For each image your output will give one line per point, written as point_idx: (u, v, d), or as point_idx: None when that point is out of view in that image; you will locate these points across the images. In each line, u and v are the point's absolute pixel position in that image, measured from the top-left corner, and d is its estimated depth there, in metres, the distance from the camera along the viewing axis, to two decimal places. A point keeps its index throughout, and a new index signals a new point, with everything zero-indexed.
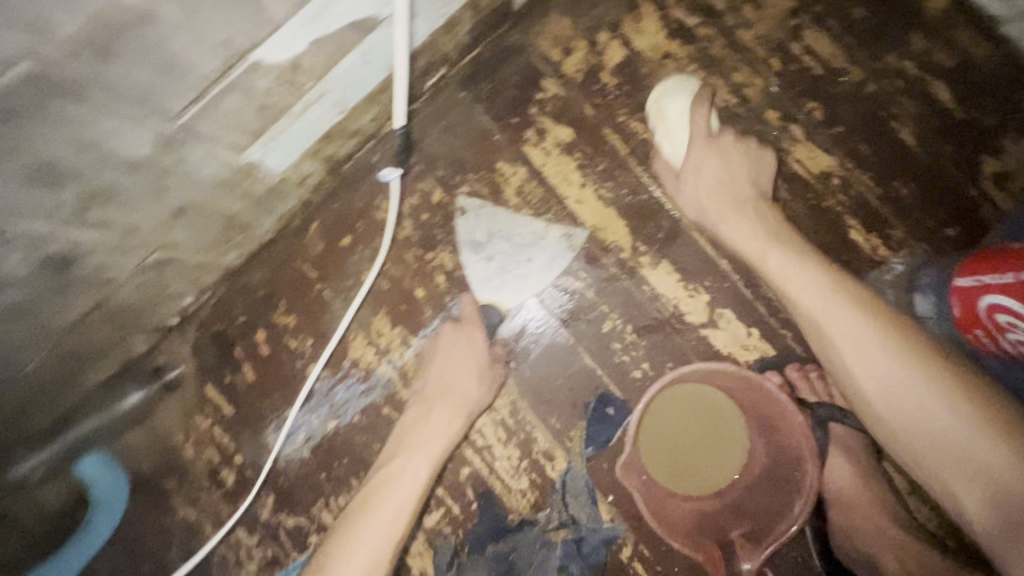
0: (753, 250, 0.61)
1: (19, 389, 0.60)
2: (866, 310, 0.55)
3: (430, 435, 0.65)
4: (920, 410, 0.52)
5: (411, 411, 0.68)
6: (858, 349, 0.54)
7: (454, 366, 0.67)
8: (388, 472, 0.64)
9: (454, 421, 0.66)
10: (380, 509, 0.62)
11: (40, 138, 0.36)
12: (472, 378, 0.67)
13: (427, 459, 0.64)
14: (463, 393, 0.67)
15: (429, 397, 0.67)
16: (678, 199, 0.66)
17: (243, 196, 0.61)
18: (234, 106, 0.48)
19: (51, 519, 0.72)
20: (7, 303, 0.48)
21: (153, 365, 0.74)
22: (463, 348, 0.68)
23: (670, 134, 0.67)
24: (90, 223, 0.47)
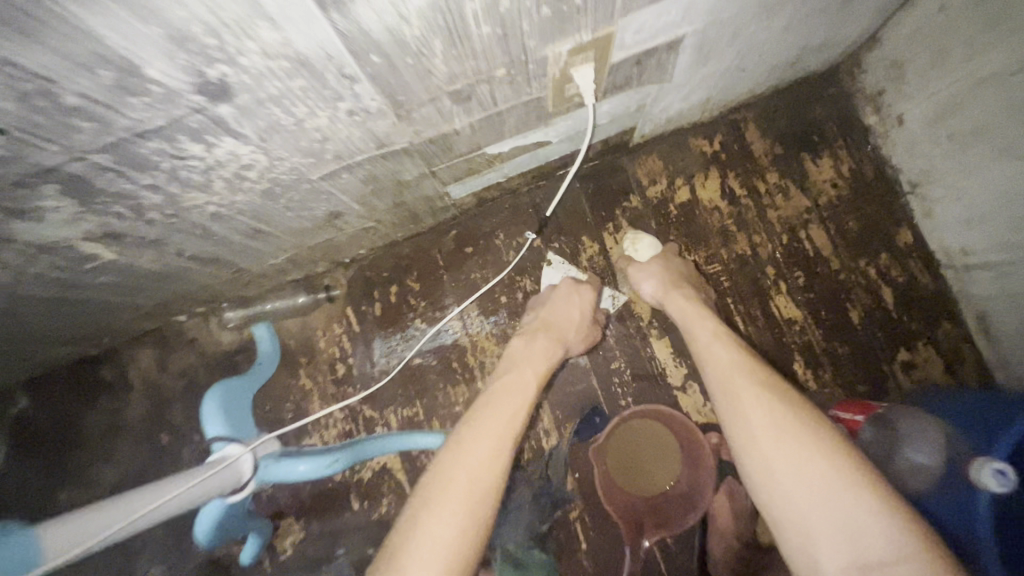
0: (692, 329, 0.79)
1: (261, 269, 0.98)
2: (766, 382, 0.66)
3: (535, 352, 0.85)
4: (799, 465, 0.57)
5: (516, 348, 0.87)
6: (746, 407, 0.64)
7: (564, 312, 0.92)
8: (507, 380, 0.80)
9: (558, 348, 0.87)
10: (496, 403, 0.74)
11: (380, 166, 0.74)
12: (575, 325, 0.92)
13: (526, 373, 0.81)
14: (566, 329, 0.91)
15: (537, 328, 0.90)
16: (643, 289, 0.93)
17: (429, 205, 0.98)
18: (458, 167, 0.85)
19: (231, 352, 1.12)
20: (301, 226, 0.86)
21: (321, 282, 1.11)
22: (576, 298, 0.94)
23: (639, 251, 0.99)
24: (362, 201, 0.85)
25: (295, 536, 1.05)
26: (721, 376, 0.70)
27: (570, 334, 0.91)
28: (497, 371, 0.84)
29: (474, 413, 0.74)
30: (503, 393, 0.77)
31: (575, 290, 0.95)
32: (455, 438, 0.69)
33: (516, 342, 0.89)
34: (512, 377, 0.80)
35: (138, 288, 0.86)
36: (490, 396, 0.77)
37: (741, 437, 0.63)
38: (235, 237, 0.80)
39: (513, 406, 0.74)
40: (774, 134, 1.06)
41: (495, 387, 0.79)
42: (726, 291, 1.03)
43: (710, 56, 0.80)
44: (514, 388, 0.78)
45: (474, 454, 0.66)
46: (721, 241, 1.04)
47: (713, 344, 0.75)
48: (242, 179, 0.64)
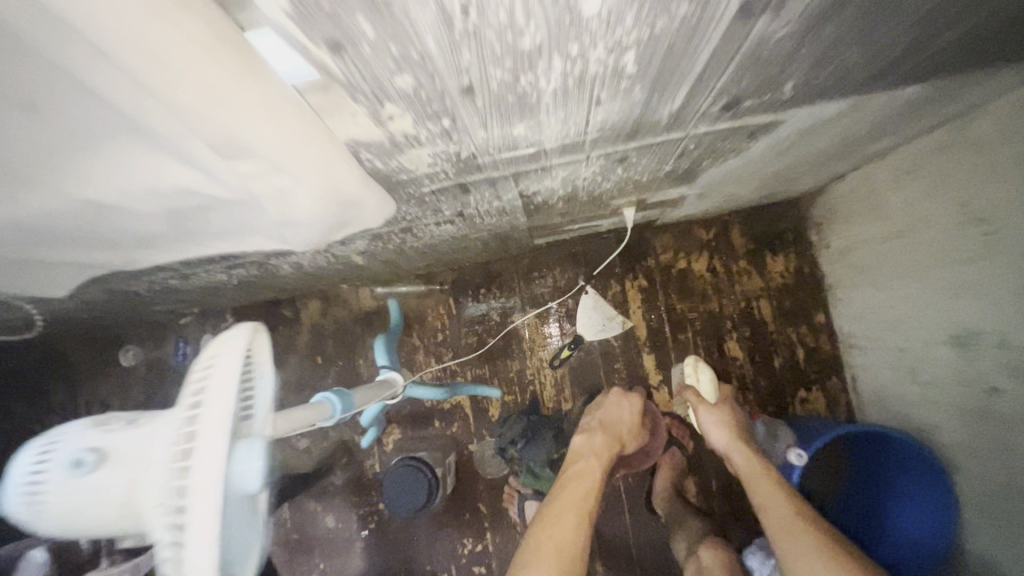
0: (748, 474, 1.17)
1: (407, 269, 1.55)
2: (800, 523, 1.02)
3: (598, 445, 1.27)
4: None
5: (581, 439, 1.29)
6: (794, 540, 1.00)
7: (615, 413, 1.36)
8: (578, 471, 1.20)
9: (615, 444, 1.29)
10: (579, 487, 1.16)
11: (506, 232, 1.30)
12: (626, 421, 1.35)
13: (594, 463, 1.22)
14: (619, 429, 1.34)
15: (597, 429, 1.32)
16: (711, 436, 1.29)
17: (518, 247, 1.54)
18: (545, 233, 1.41)
19: (370, 314, 1.71)
20: (445, 252, 1.42)
21: (435, 279, 1.69)
22: (625, 404, 1.39)
23: (700, 380, 1.42)
24: (483, 244, 1.41)
25: (395, 436, 1.64)
26: (768, 510, 1.08)
27: (625, 432, 1.34)
28: (569, 463, 1.23)
29: (565, 490, 1.15)
30: (582, 482, 1.17)
31: (625, 396, 1.40)
32: (549, 515, 1.09)
33: (579, 437, 1.29)
34: (583, 467, 1.21)
35: (344, 271, 1.44)
36: (567, 482, 1.17)
37: (790, 554, 0.99)
38: (411, 254, 1.37)
39: (585, 489, 1.15)
40: (750, 234, 1.60)
41: (567, 473, 1.19)
42: (697, 332, 1.58)
43: (709, 197, 1.33)
44: (586, 476, 1.18)
45: (567, 521, 1.07)
46: (701, 299, 1.59)
47: (759, 486, 1.13)
48: (439, 235, 1.20)
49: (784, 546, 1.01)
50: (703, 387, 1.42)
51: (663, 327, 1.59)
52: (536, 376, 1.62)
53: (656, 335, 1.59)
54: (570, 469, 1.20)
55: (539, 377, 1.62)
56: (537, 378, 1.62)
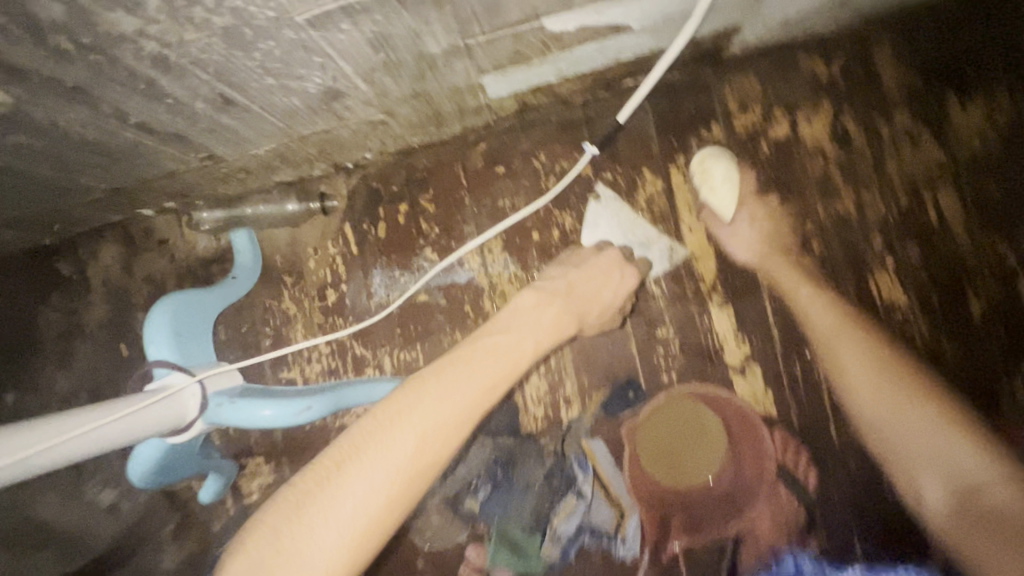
0: (828, 329, 0.80)
1: (242, 161, 0.78)
2: (879, 364, 0.77)
3: (485, 351, 0.69)
4: (934, 448, 0.70)
5: (519, 304, 0.76)
6: (874, 391, 0.76)
7: (583, 281, 0.79)
8: (500, 342, 0.70)
9: (566, 326, 0.76)
10: (461, 375, 0.65)
11: (396, 20, 0.53)
12: (548, 315, 0.75)
13: (512, 346, 0.70)
14: (590, 304, 0.78)
15: (522, 322, 0.74)
16: (735, 253, 0.84)
17: (457, 104, 0.77)
18: (501, 45, 0.63)
19: (203, 262, 0.94)
20: (287, 104, 0.65)
21: (317, 190, 0.91)
22: (614, 278, 0.81)
23: (713, 189, 0.82)
24: (371, 79, 0.64)
25: (262, 478, 0.91)
26: (844, 363, 0.79)
27: (592, 313, 0.79)
28: (499, 323, 0.73)
29: (426, 375, 0.64)
30: (501, 355, 0.69)
31: (617, 267, 0.82)
32: (383, 412, 0.60)
33: (527, 296, 0.77)
34: (510, 342, 0.70)
35: (82, 161, 0.68)
36: (472, 361, 0.67)
37: (826, 364, 0.80)
38: (196, 107, 0.61)
39: (495, 377, 0.66)
40: (913, 62, 0.82)
41: (470, 346, 0.69)
42: (813, 259, 0.82)
43: None
44: (507, 352, 0.69)
45: (425, 412, 0.60)
46: (818, 196, 0.83)
47: (814, 299, 0.81)
48: (189, 1, 0.43)
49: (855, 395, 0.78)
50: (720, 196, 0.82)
51: (749, 253, 0.84)
52: None
53: (736, 270, 0.84)
54: (500, 325, 0.73)
55: None
56: None
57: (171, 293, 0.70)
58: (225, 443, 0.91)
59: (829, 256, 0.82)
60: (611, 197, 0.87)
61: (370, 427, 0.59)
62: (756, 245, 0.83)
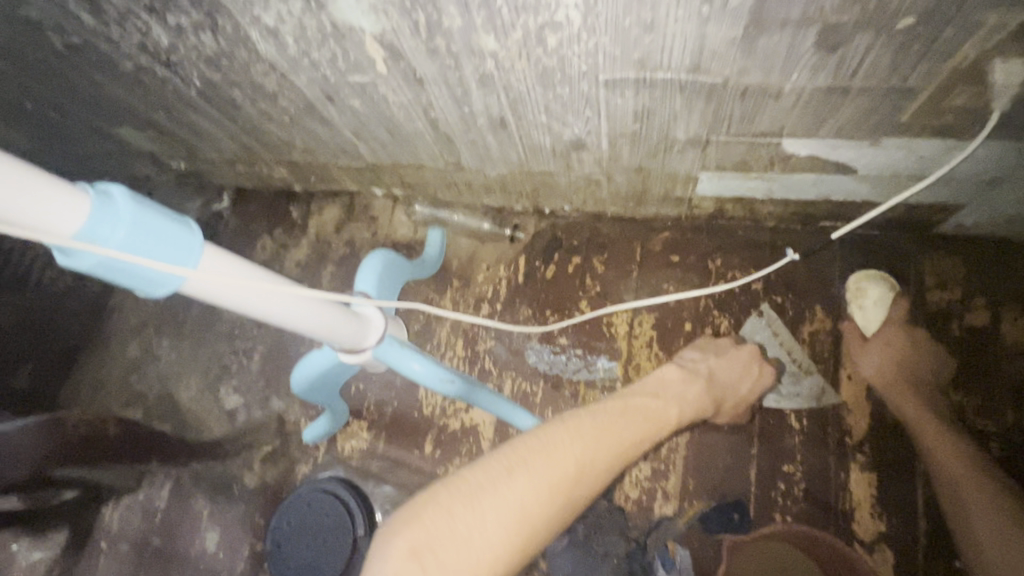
0: None
1: (473, 175, 0.94)
2: None
3: (642, 410, 0.71)
4: None
5: (671, 376, 0.77)
6: None
7: (729, 369, 0.81)
8: (646, 405, 0.72)
9: (707, 409, 0.77)
10: (623, 420, 0.68)
11: (667, 101, 0.64)
12: (694, 391, 0.77)
13: (660, 408, 0.73)
14: (725, 393, 0.80)
15: (667, 387, 0.76)
16: (867, 367, 0.82)
17: (665, 189, 0.86)
18: (735, 149, 0.72)
19: (396, 244, 1.10)
20: (540, 141, 0.80)
21: (510, 221, 1.05)
22: (752, 373, 0.81)
23: (863, 308, 0.84)
24: (614, 143, 0.76)
25: (358, 442, 0.98)
26: None
27: (727, 402, 0.80)
28: (646, 384, 0.76)
29: (579, 421, 0.65)
30: (640, 416, 0.70)
31: (758, 363, 0.82)
32: (544, 450, 0.60)
33: (673, 368, 0.78)
34: (651, 406, 0.72)
35: (372, 135, 0.88)
36: (619, 416, 0.68)
37: None
38: (479, 120, 0.77)
39: (634, 436, 0.68)
40: None
41: (621, 401, 0.71)
42: (987, 464, 0.75)
43: None
44: (653, 416, 0.71)
45: (591, 440, 0.63)
46: (1009, 400, 0.77)
47: (946, 458, 0.71)
48: (540, 42, 0.59)
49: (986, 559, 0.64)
50: (869, 313, 0.83)
51: (880, 373, 0.81)
52: None
53: (891, 439, 0.79)
54: (649, 387, 0.75)
55: None
56: None
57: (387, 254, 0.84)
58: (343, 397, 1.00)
59: (1009, 468, 0.74)
60: (775, 320, 0.88)
61: (540, 444, 0.61)
62: (892, 366, 0.80)
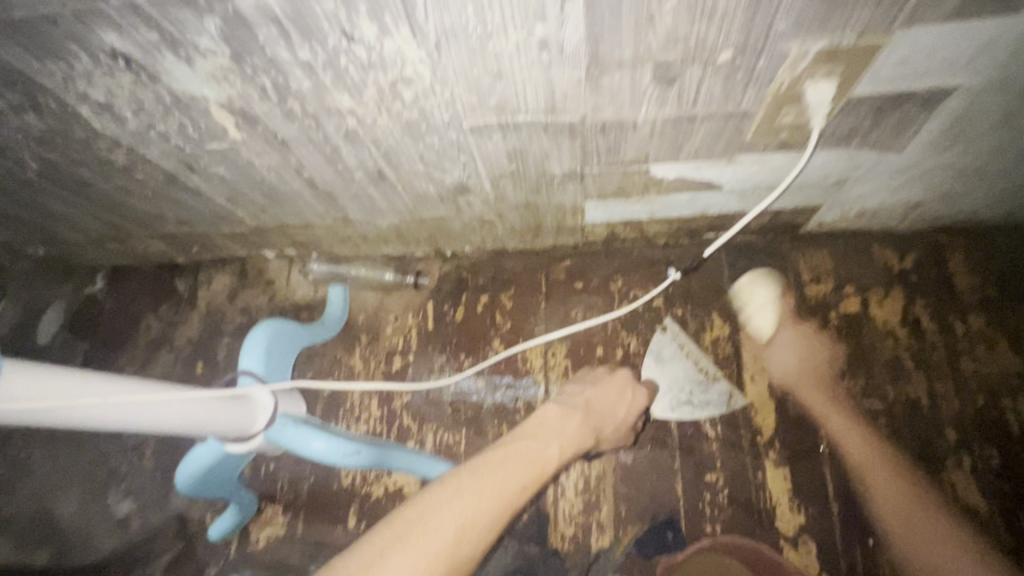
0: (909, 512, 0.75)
1: (365, 228, 0.91)
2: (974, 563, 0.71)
3: (525, 452, 0.71)
4: None
5: (551, 414, 0.79)
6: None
7: (606, 396, 0.83)
8: (526, 447, 0.72)
9: (589, 439, 0.78)
10: (503, 469, 0.67)
11: (534, 141, 0.66)
12: (575, 424, 0.78)
13: (542, 448, 0.73)
14: (605, 419, 0.81)
15: (547, 421, 0.78)
16: (773, 365, 0.87)
17: (557, 220, 0.88)
18: (610, 178, 0.74)
19: (296, 306, 1.04)
20: (424, 189, 0.79)
21: (413, 268, 1.02)
22: (627, 397, 0.83)
23: (757, 312, 0.89)
24: (497, 183, 0.77)
25: (274, 529, 0.89)
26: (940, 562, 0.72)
27: (607, 429, 0.81)
28: (525, 428, 0.76)
29: (456, 481, 0.64)
30: (523, 460, 0.70)
31: (631, 387, 0.85)
32: (420, 519, 0.59)
33: (551, 408, 0.79)
34: (533, 448, 0.72)
35: (248, 199, 0.83)
36: (500, 464, 0.68)
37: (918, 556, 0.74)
38: (356, 175, 0.75)
39: (517, 481, 0.67)
40: (987, 272, 0.87)
41: (501, 450, 0.70)
42: (881, 439, 0.80)
43: (955, 145, 0.65)
44: (533, 458, 0.71)
45: (468, 500, 0.62)
46: (888, 376, 0.83)
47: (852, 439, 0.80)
48: (396, 97, 0.58)
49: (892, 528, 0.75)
50: (762, 318, 0.88)
51: (785, 370, 0.86)
52: None
53: (797, 431, 0.83)
54: (529, 430, 0.75)
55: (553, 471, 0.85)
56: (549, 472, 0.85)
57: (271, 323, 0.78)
58: (252, 481, 0.91)
59: (899, 440, 0.80)
60: (678, 332, 0.91)
61: (415, 513, 0.59)
62: (793, 364, 0.86)
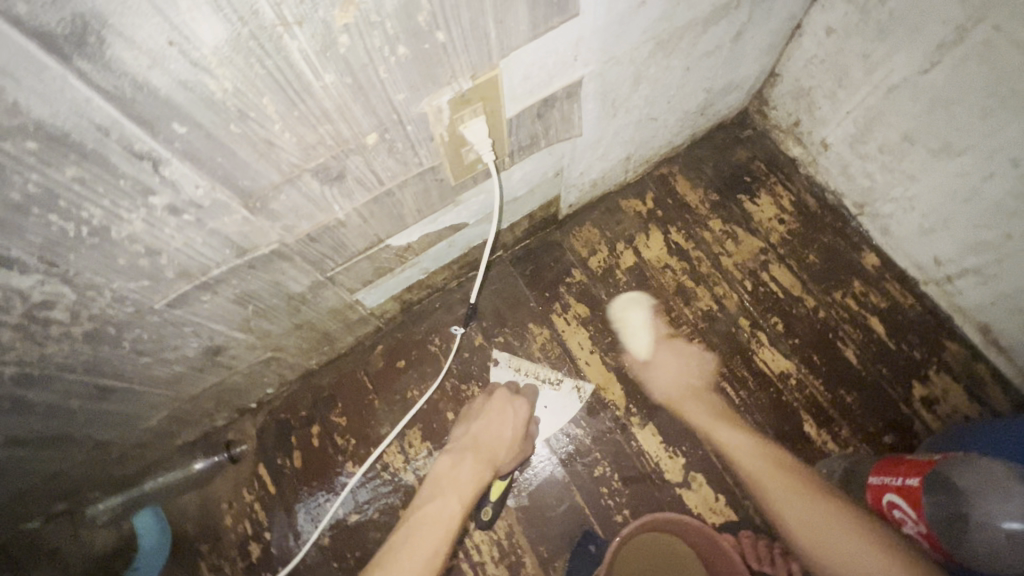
0: (705, 424, 0.82)
1: (133, 438, 0.76)
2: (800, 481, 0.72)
3: (428, 518, 0.74)
4: (843, 555, 0.63)
5: (442, 468, 0.80)
6: (799, 512, 0.69)
7: (487, 426, 0.82)
8: (428, 511, 0.75)
9: (486, 473, 0.79)
10: (416, 545, 0.71)
11: (251, 279, 0.60)
12: (470, 466, 0.79)
13: (446, 508, 0.75)
14: (496, 448, 0.81)
15: (441, 479, 0.78)
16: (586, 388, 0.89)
17: (342, 320, 0.83)
18: (360, 267, 0.71)
19: (103, 560, 0.84)
20: (170, 372, 0.68)
21: (224, 439, 0.89)
22: (509, 413, 0.84)
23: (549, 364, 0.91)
24: (249, 327, 0.69)
25: None
26: (748, 467, 0.76)
27: (502, 455, 0.81)
28: (424, 491, 0.79)
29: None
30: (428, 527, 0.73)
31: (509, 405, 0.85)
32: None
33: (442, 460, 0.81)
34: (436, 510, 0.75)
35: None
36: (407, 545, 0.71)
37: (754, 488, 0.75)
38: (71, 404, 0.61)
39: (430, 547, 0.71)
40: (704, 182, 1.02)
41: (405, 527, 0.74)
42: (701, 357, 0.90)
43: (617, 110, 0.74)
44: (438, 518, 0.74)
45: None
46: (681, 301, 0.94)
47: (684, 401, 0.86)
48: (46, 323, 0.48)
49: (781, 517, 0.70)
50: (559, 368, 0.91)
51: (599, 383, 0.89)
52: (458, 558, 0.81)
53: (642, 387, 0.89)
54: (428, 492, 0.78)
55: (465, 557, 0.81)
56: (462, 561, 0.81)
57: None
58: None
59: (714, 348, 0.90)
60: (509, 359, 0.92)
61: None
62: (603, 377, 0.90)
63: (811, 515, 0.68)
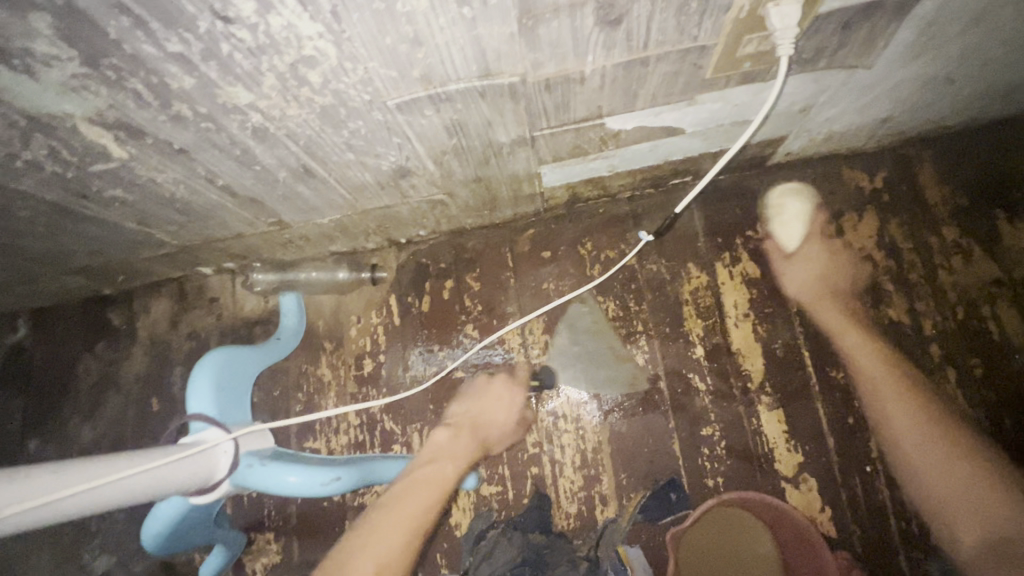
0: (837, 326, 0.81)
1: (305, 228, 0.82)
2: (897, 388, 0.76)
3: (417, 487, 0.74)
4: (956, 482, 0.70)
5: (432, 446, 0.81)
6: (876, 390, 0.77)
7: (487, 407, 0.83)
8: (428, 471, 0.77)
9: (476, 452, 0.81)
10: (397, 517, 0.71)
11: (472, 110, 0.57)
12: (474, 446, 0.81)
13: (436, 491, 0.75)
14: (490, 430, 0.83)
15: (445, 428, 0.83)
16: (785, 274, 0.85)
17: (514, 190, 0.81)
18: (563, 139, 0.67)
19: (248, 322, 0.96)
20: (360, 179, 0.70)
21: (368, 262, 0.94)
22: (506, 400, 0.84)
23: (786, 225, 0.86)
24: (439, 162, 0.69)
25: (269, 558, 0.84)
26: (858, 360, 0.79)
27: (494, 439, 0.83)
28: (422, 454, 0.81)
29: (361, 558, 0.67)
30: (427, 488, 0.75)
31: (509, 394, 0.84)
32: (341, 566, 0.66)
33: (439, 429, 0.83)
34: (432, 470, 0.77)
35: (162, 219, 0.73)
36: (395, 501, 0.73)
37: (862, 387, 0.78)
38: (279, 175, 0.65)
39: (413, 514, 0.72)
40: (957, 180, 0.84)
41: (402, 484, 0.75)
42: (868, 367, 0.79)
43: (926, 52, 0.60)
44: (431, 486, 0.75)
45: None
46: (869, 301, 0.82)
47: (796, 270, 0.84)
48: (301, 82, 0.49)
49: (945, 507, 0.71)
50: (784, 231, 0.86)
51: (801, 287, 0.84)
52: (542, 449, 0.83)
53: (789, 370, 0.81)
54: (425, 456, 0.80)
55: (548, 451, 0.83)
56: (545, 453, 0.83)
57: (240, 363, 0.74)
58: (235, 513, 0.86)
59: (888, 364, 0.79)
60: (803, 269, 0.84)
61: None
62: (809, 280, 0.84)
63: (948, 476, 0.70)
